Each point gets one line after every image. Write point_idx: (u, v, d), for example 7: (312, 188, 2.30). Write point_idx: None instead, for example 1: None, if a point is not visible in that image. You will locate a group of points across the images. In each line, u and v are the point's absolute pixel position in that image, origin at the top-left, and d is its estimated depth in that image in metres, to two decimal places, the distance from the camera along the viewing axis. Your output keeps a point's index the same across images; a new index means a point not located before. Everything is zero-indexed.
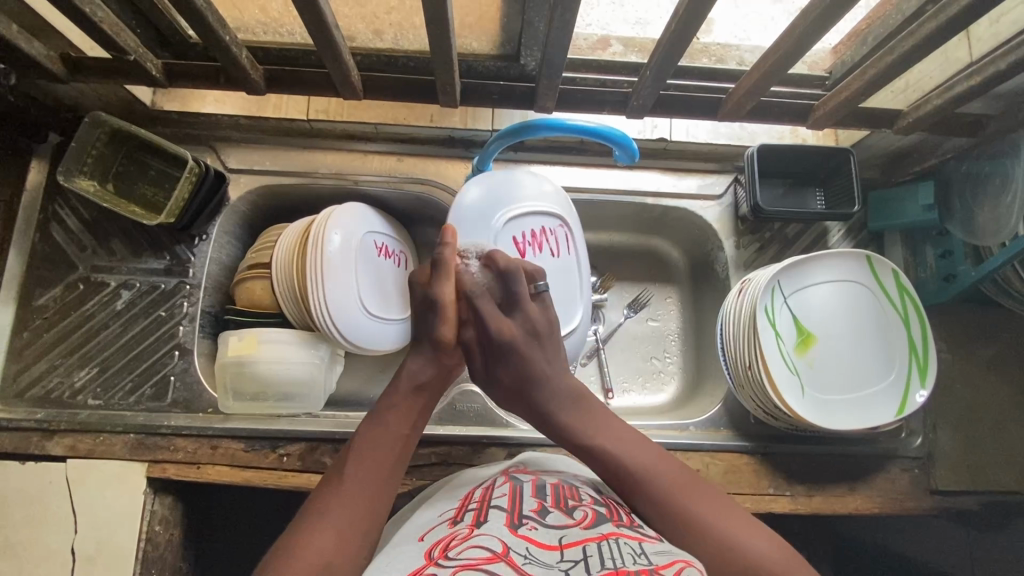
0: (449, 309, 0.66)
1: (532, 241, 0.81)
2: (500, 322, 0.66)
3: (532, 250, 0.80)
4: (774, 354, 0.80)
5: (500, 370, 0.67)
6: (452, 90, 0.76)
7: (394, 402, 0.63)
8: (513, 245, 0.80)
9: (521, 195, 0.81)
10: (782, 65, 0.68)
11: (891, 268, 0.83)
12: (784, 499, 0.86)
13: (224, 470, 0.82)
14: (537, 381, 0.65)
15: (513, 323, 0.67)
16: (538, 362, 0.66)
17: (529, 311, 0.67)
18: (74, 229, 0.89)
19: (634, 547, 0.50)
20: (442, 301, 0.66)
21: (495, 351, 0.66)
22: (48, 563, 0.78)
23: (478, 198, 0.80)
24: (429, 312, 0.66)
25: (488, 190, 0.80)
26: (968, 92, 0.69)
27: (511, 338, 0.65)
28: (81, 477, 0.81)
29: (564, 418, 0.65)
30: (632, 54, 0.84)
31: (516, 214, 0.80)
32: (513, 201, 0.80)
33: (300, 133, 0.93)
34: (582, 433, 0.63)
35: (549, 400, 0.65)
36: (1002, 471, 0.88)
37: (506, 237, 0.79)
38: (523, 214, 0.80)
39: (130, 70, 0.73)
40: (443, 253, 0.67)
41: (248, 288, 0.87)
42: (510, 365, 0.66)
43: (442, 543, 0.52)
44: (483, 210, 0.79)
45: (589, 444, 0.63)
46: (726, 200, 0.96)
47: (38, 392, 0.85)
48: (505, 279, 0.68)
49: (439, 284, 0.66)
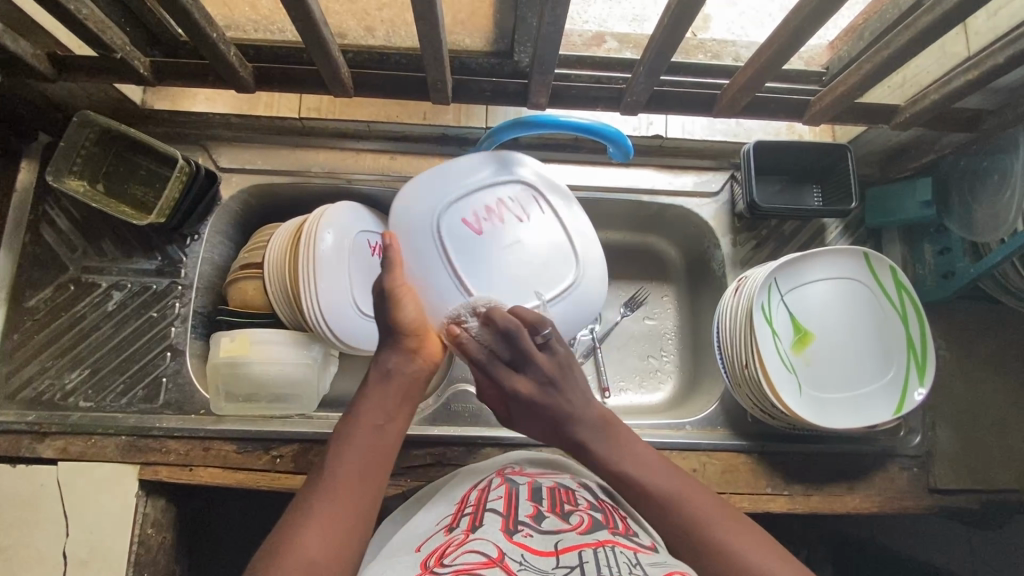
0: (401, 297, 0.65)
1: (489, 219, 0.73)
2: (513, 383, 0.67)
3: (490, 228, 0.73)
4: (771, 352, 0.79)
5: (524, 418, 0.69)
6: (444, 87, 0.75)
7: (374, 393, 0.62)
8: (468, 228, 0.72)
9: (467, 179, 0.75)
10: (777, 60, 0.67)
11: (889, 265, 0.82)
12: (781, 498, 0.85)
13: (217, 472, 0.82)
14: (565, 422, 0.66)
15: (525, 382, 0.67)
16: (567, 409, 0.66)
17: (542, 365, 0.66)
18: (65, 229, 0.88)
19: (629, 556, 0.50)
20: (392, 290, 0.64)
21: (519, 406, 0.68)
22: (40, 567, 0.77)
23: (421, 193, 0.73)
24: (382, 302, 0.65)
25: (429, 183, 0.74)
26: (965, 86, 0.68)
27: (529, 393, 0.66)
28: (73, 481, 0.80)
29: (597, 453, 0.64)
30: (626, 51, 0.83)
31: (463, 198, 0.73)
32: (460, 186, 0.74)
33: (293, 132, 0.92)
34: (609, 459, 0.64)
35: (580, 436, 0.65)
36: (1002, 469, 0.87)
37: (459, 222, 0.72)
38: (473, 196, 0.74)
39: (118, 69, 0.72)
40: (390, 253, 0.64)
41: (241, 288, 0.86)
42: (536, 413, 0.67)
43: (437, 550, 0.51)
44: (427, 202, 0.73)
45: (618, 471, 0.63)
46: (722, 198, 0.95)
47: (29, 395, 0.84)
48: (508, 339, 0.65)
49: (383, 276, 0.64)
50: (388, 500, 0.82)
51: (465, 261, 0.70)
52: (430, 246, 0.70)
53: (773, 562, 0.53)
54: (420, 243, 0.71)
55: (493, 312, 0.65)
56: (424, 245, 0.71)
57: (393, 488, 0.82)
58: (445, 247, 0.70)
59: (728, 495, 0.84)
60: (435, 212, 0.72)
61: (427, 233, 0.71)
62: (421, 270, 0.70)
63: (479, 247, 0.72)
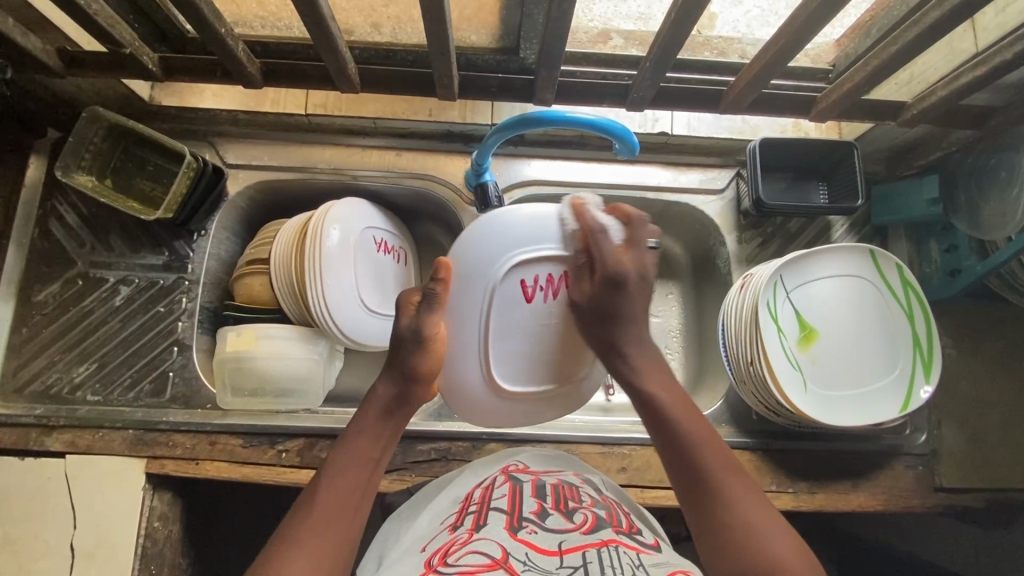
0: (435, 343, 0.62)
1: (547, 284, 0.63)
2: (621, 259, 0.61)
3: (545, 296, 0.63)
4: (775, 349, 0.79)
5: (606, 305, 0.61)
6: (450, 83, 0.75)
7: (367, 428, 0.60)
8: (519, 290, 0.63)
9: (537, 230, 0.62)
10: (783, 54, 0.67)
11: (895, 262, 0.82)
12: (786, 496, 0.85)
13: (222, 466, 0.82)
14: (625, 321, 0.62)
15: (630, 260, 0.62)
16: (638, 308, 0.63)
17: (648, 258, 0.63)
18: (73, 224, 0.89)
19: (632, 557, 0.50)
20: (429, 336, 0.61)
21: (612, 287, 0.61)
22: (46, 560, 0.78)
23: (479, 235, 0.62)
24: (415, 346, 0.61)
25: (492, 225, 0.62)
26: (973, 82, 0.68)
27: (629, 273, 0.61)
28: (79, 474, 0.80)
29: (635, 365, 0.62)
30: (632, 48, 0.84)
31: (527, 254, 0.62)
32: (528, 238, 0.62)
33: (299, 129, 0.93)
34: (644, 384, 0.61)
35: (629, 339, 0.62)
36: (1009, 469, 0.86)
37: (512, 282, 0.62)
38: (540, 254, 0.62)
39: (127, 65, 0.73)
40: (440, 289, 0.61)
41: (246, 284, 0.87)
42: (619, 301, 0.61)
43: (442, 549, 0.52)
44: (493, 243, 0.62)
45: (651, 397, 0.61)
46: (727, 195, 0.95)
47: (37, 388, 0.85)
48: (628, 225, 0.64)
49: (426, 318, 0.61)
50: (392, 494, 0.82)
51: (501, 326, 0.63)
52: (473, 302, 0.62)
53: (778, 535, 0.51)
54: (464, 297, 0.62)
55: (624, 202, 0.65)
56: (468, 299, 0.62)
57: (398, 482, 0.83)
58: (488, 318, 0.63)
59: None
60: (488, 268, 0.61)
61: (478, 281, 0.62)
62: (456, 315, 0.63)
63: (523, 316, 0.64)
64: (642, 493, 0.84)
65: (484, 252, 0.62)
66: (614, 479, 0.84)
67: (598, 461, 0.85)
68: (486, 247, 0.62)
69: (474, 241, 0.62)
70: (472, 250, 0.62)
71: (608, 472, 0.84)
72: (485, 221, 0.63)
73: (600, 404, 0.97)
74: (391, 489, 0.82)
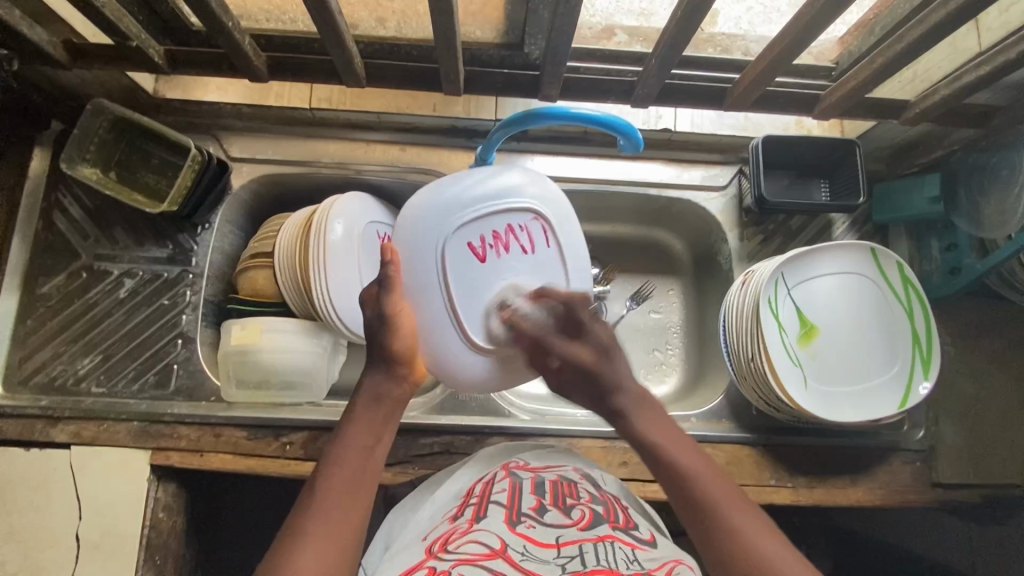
0: (401, 321, 0.64)
1: (495, 241, 0.67)
2: (576, 352, 0.65)
3: (496, 252, 0.67)
4: (776, 345, 0.80)
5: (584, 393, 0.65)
6: (456, 78, 0.75)
7: (363, 416, 0.61)
8: (469, 251, 0.66)
9: (452, 201, 0.66)
10: (789, 52, 0.67)
11: (896, 261, 0.83)
12: (785, 490, 0.85)
13: (227, 458, 0.83)
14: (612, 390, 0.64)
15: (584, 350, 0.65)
16: (616, 376, 0.64)
17: (600, 332, 0.65)
18: (77, 217, 0.89)
19: (627, 552, 0.51)
20: (392, 315, 0.63)
21: (580, 378, 0.65)
22: (52, 550, 0.78)
23: (408, 236, 0.65)
24: (382, 328, 0.63)
25: (426, 201, 0.66)
26: (977, 82, 0.68)
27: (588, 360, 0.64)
28: (84, 465, 0.81)
29: (635, 421, 0.63)
30: (636, 44, 0.83)
31: (469, 215, 0.66)
32: (445, 216, 0.65)
33: (302, 122, 0.92)
34: (636, 426, 0.62)
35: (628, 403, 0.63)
36: (1005, 465, 0.88)
37: (457, 245, 0.66)
38: (464, 221, 0.66)
39: (132, 57, 0.73)
40: (391, 270, 0.63)
41: (251, 278, 0.87)
42: (596, 386, 0.64)
43: (442, 538, 0.53)
44: (433, 214, 0.66)
45: (646, 439, 0.61)
46: (731, 191, 0.95)
47: (41, 380, 0.85)
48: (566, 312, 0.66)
49: (384, 301, 0.63)
50: (396, 486, 0.83)
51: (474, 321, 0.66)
52: (435, 300, 0.65)
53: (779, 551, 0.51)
54: (426, 306, 0.65)
55: (552, 288, 0.66)
56: (433, 313, 0.65)
57: (402, 474, 0.83)
58: (447, 279, 0.65)
59: None
60: (428, 251, 0.65)
61: (426, 252, 0.65)
62: (416, 294, 0.65)
63: (479, 275, 0.66)
64: (643, 487, 0.85)
65: (428, 222, 0.65)
66: (615, 472, 0.85)
67: (599, 455, 0.86)
68: (428, 217, 0.66)
69: (416, 213, 0.66)
70: (415, 225, 0.66)
71: (609, 465, 0.85)
72: (422, 195, 0.67)
73: None
74: (394, 482, 0.82)
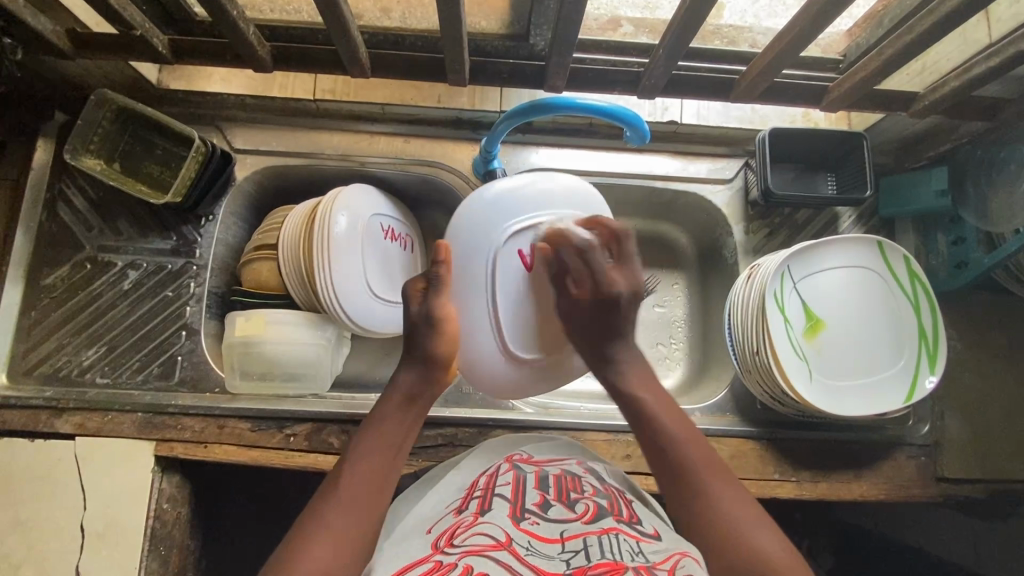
0: (448, 324, 0.66)
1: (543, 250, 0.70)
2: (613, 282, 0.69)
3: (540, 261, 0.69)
4: (781, 338, 0.79)
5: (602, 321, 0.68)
6: (462, 69, 0.74)
7: (391, 413, 0.62)
8: (518, 258, 0.69)
9: (504, 208, 0.69)
10: (798, 43, 0.67)
11: (903, 254, 0.82)
12: (789, 484, 0.85)
13: (231, 449, 0.83)
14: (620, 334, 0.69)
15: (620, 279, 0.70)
16: (628, 325, 0.70)
17: (632, 271, 0.71)
18: (81, 208, 0.89)
19: (632, 544, 0.50)
20: (439, 316, 0.66)
21: (606, 307, 0.68)
22: (56, 541, 0.78)
23: (464, 237, 0.69)
24: (427, 328, 0.65)
25: (481, 206, 0.70)
26: (987, 73, 0.68)
27: (622, 290, 0.69)
28: (88, 456, 0.81)
29: (629, 379, 0.67)
30: (642, 35, 0.83)
31: (522, 224, 0.69)
32: (496, 222, 0.69)
33: (307, 114, 0.92)
34: (627, 386, 0.67)
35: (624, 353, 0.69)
36: (1010, 460, 0.87)
37: (508, 251, 0.69)
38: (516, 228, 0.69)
39: (136, 46, 0.72)
40: (443, 268, 0.66)
41: (254, 269, 0.87)
42: (614, 318, 0.69)
43: (447, 532, 0.53)
44: (487, 220, 0.69)
45: (636, 398, 0.66)
46: (737, 183, 0.95)
47: (46, 370, 0.85)
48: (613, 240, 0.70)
49: (433, 301, 0.66)
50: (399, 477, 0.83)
51: (511, 323, 0.69)
52: (476, 302, 0.68)
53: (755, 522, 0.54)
54: (471, 305, 0.69)
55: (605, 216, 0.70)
56: (473, 317, 0.69)
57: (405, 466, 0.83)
58: (495, 285, 0.68)
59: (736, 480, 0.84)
60: (481, 254, 0.69)
61: (479, 256, 0.68)
62: (463, 295, 0.69)
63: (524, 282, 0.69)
64: (647, 481, 0.85)
65: (483, 226, 0.69)
66: (618, 465, 0.85)
67: (603, 448, 0.86)
68: (482, 221, 0.69)
69: (470, 217, 0.70)
70: (468, 228, 0.69)
71: (613, 458, 0.85)
72: (478, 200, 0.70)
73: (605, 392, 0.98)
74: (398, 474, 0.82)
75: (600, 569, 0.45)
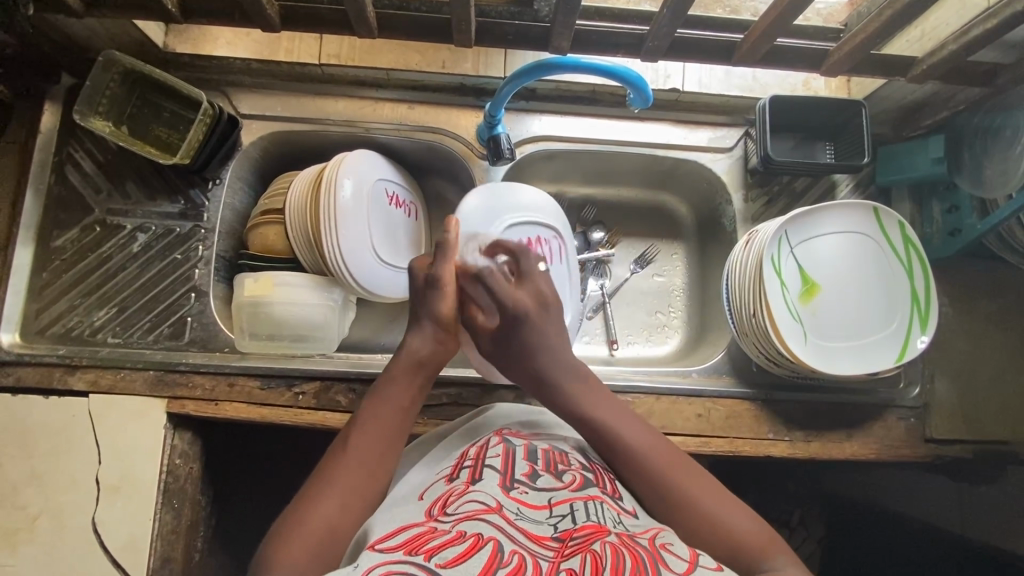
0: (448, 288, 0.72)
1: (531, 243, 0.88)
2: (515, 295, 0.71)
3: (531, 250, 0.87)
4: (777, 302, 0.81)
5: (511, 344, 0.71)
6: (468, 29, 0.75)
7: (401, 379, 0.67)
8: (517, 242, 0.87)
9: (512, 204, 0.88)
10: (799, 4, 0.68)
11: (897, 220, 0.84)
12: (782, 443, 0.88)
13: (240, 407, 0.85)
14: (536, 349, 0.70)
15: (522, 292, 0.73)
16: (537, 336, 0.70)
17: (538, 287, 0.74)
18: (89, 171, 0.90)
19: (614, 514, 0.54)
20: (444, 280, 0.72)
21: (509, 322, 0.71)
22: (73, 493, 0.81)
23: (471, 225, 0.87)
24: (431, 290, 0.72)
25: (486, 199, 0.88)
26: (985, 36, 0.70)
27: (523, 303, 0.71)
28: (103, 412, 0.83)
29: (562, 389, 0.68)
30: (644, 3, 0.86)
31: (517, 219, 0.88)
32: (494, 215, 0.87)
33: (313, 80, 0.93)
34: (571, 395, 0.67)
35: (550, 366, 0.69)
36: (996, 421, 0.90)
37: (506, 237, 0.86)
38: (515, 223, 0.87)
39: (147, 6, 0.73)
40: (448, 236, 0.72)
41: (261, 233, 0.88)
42: (518, 335, 0.70)
43: (441, 500, 0.55)
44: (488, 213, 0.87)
45: (584, 415, 0.66)
46: (737, 152, 0.96)
47: (59, 330, 0.87)
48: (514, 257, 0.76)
49: (440, 265, 0.72)
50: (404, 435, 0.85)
51: None
52: None
53: (738, 513, 0.58)
54: None
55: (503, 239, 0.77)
56: None
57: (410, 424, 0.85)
58: None
59: (730, 439, 0.87)
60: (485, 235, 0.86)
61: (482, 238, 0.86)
62: None
63: None
64: None
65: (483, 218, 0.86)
66: None
67: None
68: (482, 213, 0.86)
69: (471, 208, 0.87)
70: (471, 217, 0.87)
71: None
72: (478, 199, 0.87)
73: (605, 357, 1.00)
74: None
75: (584, 531, 0.49)
